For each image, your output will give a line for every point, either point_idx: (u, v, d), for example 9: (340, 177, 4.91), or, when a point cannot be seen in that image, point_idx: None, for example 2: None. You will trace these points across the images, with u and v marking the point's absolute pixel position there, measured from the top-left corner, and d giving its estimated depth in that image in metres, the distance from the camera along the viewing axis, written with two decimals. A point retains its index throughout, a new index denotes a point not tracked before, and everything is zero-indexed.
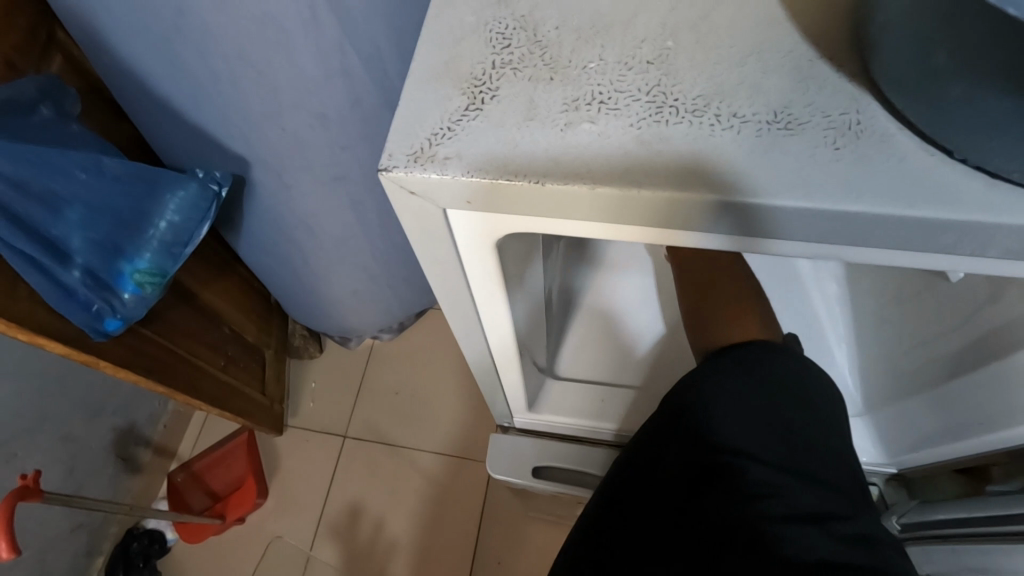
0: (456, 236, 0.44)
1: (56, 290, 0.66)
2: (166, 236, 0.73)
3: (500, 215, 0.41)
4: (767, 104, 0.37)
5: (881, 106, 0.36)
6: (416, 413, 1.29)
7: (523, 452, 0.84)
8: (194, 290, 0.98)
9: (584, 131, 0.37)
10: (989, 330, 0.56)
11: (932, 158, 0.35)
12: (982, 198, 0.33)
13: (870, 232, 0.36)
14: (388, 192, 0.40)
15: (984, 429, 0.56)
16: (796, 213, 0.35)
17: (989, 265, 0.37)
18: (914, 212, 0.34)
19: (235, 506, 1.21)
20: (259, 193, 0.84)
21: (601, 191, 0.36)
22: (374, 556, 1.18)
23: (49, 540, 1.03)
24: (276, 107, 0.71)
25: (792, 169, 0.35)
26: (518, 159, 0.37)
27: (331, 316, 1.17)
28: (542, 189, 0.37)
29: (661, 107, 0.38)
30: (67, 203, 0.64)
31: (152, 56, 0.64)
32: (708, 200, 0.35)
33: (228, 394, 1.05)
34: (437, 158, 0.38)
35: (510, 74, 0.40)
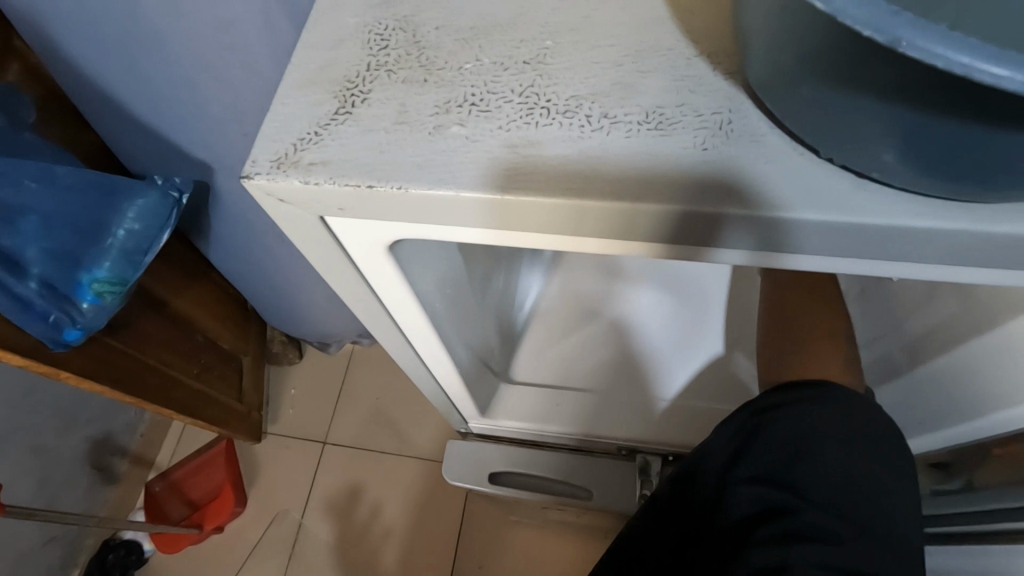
0: (349, 244, 0.44)
1: (14, 303, 0.65)
2: (126, 244, 0.72)
3: (375, 222, 0.41)
4: (640, 105, 0.37)
5: (753, 106, 0.36)
6: (392, 418, 1.29)
7: (485, 458, 0.89)
8: (164, 298, 0.97)
9: (453, 135, 0.37)
10: (935, 327, 0.59)
11: (799, 158, 0.35)
12: (851, 198, 0.34)
13: (760, 234, 0.35)
14: (260, 202, 0.39)
15: (948, 422, 0.58)
16: (663, 214, 0.35)
17: (905, 266, 0.38)
18: (796, 215, 0.34)
19: (214, 515, 1.20)
20: (224, 200, 0.83)
21: (466, 196, 0.36)
22: (367, 541, 1.18)
23: (21, 555, 1.01)
24: (238, 114, 0.71)
25: (658, 169, 0.35)
26: (383, 164, 0.37)
27: (307, 322, 1.16)
28: (407, 195, 0.36)
29: (533, 109, 0.37)
30: (23, 214, 0.63)
31: (105, 64, 0.63)
32: (589, 205, 0.35)
33: (202, 402, 1.04)
34: (301, 164, 0.37)
35: (383, 76, 0.40)
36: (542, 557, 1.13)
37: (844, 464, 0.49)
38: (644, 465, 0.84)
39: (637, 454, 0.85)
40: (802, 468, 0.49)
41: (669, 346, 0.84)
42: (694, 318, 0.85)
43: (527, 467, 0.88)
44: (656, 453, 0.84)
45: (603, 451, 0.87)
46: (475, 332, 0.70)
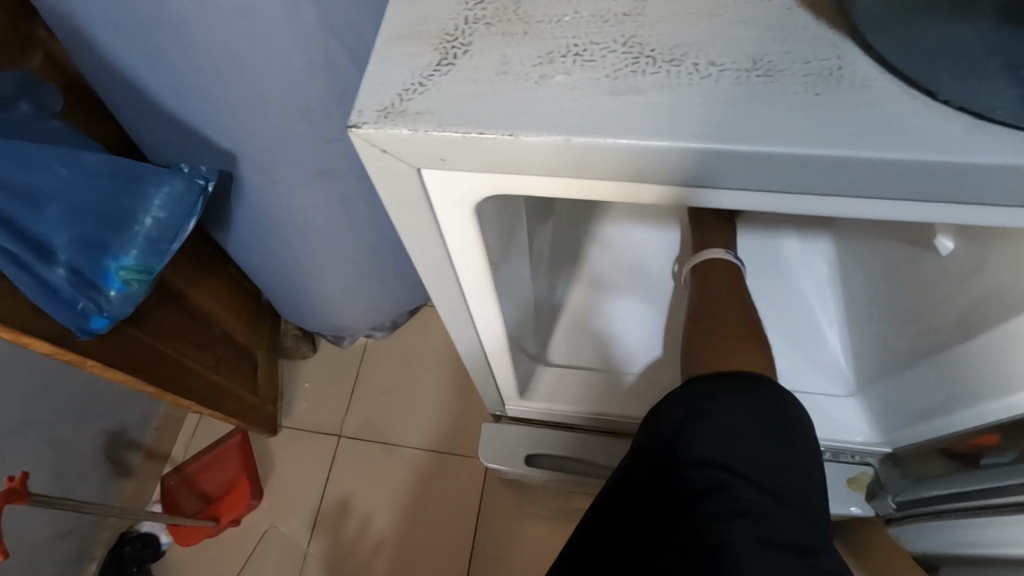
0: (435, 203, 0.44)
1: (42, 289, 0.65)
2: (152, 232, 0.71)
3: (474, 174, 0.40)
4: (745, 53, 0.37)
5: (861, 53, 0.36)
6: (409, 409, 1.29)
7: (515, 443, 0.87)
8: (181, 289, 0.96)
9: (558, 83, 0.37)
10: (972, 303, 0.55)
11: (913, 101, 0.35)
12: (964, 140, 0.34)
13: (850, 178, 0.36)
14: (360, 153, 0.39)
15: (969, 402, 0.55)
16: (750, 159, 0.35)
17: (952, 211, 0.38)
18: (901, 154, 0.34)
19: (228, 509, 1.19)
20: (246, 189, 0.82)
21: (576, 142, 0.36)
22: (355, 553, 1.17)
23: (39, 546, 1.01)
24: (260, 101, 0.70)
25: (766, 116, 0.35)
26: (491, 111, 0.36)
27: (325, 313, 1.15)
28: (515, 142, 0.36)
29: (637, 58, 0.37)
30: (50, 200, 0.63)
31: (133, 50, 0.63)
32: (688, 149, 0.35)
33: (218, 394, 1.03)
34: (407, 113, 0.37)
35: (483, 28, 0.39)
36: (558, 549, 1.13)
37: (767, 442, 0.47)
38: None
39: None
40: (726, 446, 0.46)
41: (645, 341, 0.80)
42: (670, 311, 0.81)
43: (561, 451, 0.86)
44: None
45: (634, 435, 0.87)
46: (524, 323, 0.69)
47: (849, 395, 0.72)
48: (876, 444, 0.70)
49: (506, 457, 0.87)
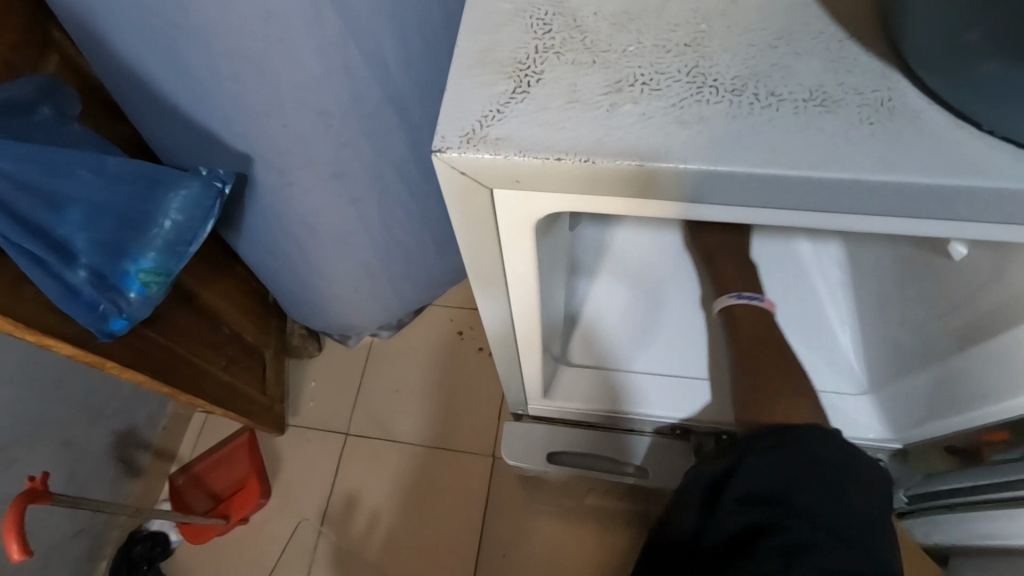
0: (501, 220, 0.45)
1: (64, 291, 0.65)
2: (169, 235, 0.72)
3: (536, 194, 0.42)
4: (803, 84, 0.38)
5: (910, 85, 0.38)
6: (412, 408, 1.30)
7: (537, 439, 0.87)
8: (193, 290, 0.97)
9: (629, 112, 0.38)
10: (994, 306, 0.54)
11: (960, 131, 0.36)
12: (1005, 167, 0.35)
13: (887, 199, 0.37)
14: (438, 173, 0.40)
15: (986, 403, 0.55)
16: (801, 182, 0.37)
17: (958, 228, 0.40)
18: (944, 181, 0.35)
19: (238, 507, 1.20)
20: (260, 191, 0.83)
21: (650, 167, 0.37)
22: (364, 551, 1.19)
23: (52, 546, 1.02)
24: (279, 105, 0.71)
25: (825, 145, 0.36)
26: (568, 139, 0.37)
27: (334, 313, 1.15)
28: (591, 168, 0.37)
29: (701, 88, 0.39)
30: (71, 203, 0.64)
31: (157, 56, 0.63)
32: (750, 174, 0.36)
33: (229, 394, 1.04)
34: (489, 139, 0.38)
35: (552, 57, 0.40)
36: (563, 543, 1.15)
37: (824, 487, 0.50)
38: (697, 444, 0.80)
39: (690, 435, 0.81)
40: (782, 491, 0.50)
41: (628, 339, 0.80)
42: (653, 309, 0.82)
43: (584, 446, 0.86)
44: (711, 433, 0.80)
45: (655, 432, 0.84)
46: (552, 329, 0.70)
47: (860, 394, 0.74)
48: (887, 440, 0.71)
49: (527, 454, 0.87)
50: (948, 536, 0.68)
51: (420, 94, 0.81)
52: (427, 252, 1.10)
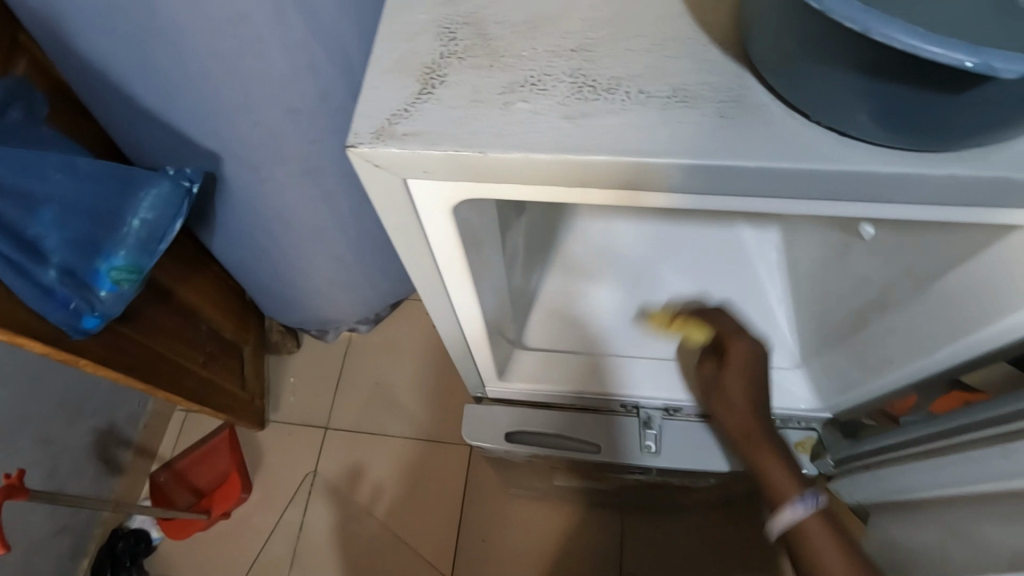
0: (419, 208, 0.46)
1: (36, 290, 0.67)
2: (141, 233, 0.74)
3: (455, 185, 0.43)
4: (668, 84, 0.40)
5: (757, 84, 0.40)
6: (391, 403, 1.32)
7: (497, 418, 0.80)
8: (170, 288, 0.98)
9: (519, 110, 0.40)
10: (918, 262, 0.55)
11: (795, 124, 0.38)
12: (832, 151, 0.38)
13: (791, 186, 0.39)
14: (357, 169, 0.42)
15: (915, 355, 0.55)
16: (672, 170, 0.38)
17: (892, 210, 0.41)
18: (798, 168, 0.37)
19: (220, 502, 1.22)
20: (231, 189, 0.85)
21: (536, 156, 0.38)
22: (370, 521, 1.22)
23: (32, 546, 1.03)
24: (249, 102, 0.72)
25: (695, 136, 0.38)
26: (466, 131, 0.39)
27: (309, 308, 1.17)
28: (487, 158, 0.39)
29: (582, 87, 0.40)
30: (43, 203, 0.65)
31: (122, 57, 0.65)
32: (641, 164, 0.38)
33: (209, 390, 1.06)
34: (396, 135, 0.40)
35: (456, 62, 0.42)
36: (538, 523, 1.19)
37: None
38: (646, 419, 0.76)
39: (639, 409, 0.77)
40: None
41: (624, 333, 0.80)
42: (643, 300, 0.81)
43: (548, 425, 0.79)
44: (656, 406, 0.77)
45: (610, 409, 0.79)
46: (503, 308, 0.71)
47: (795, 367, 0.74)
48: (818, 410, 0.71)
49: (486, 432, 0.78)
50: (858, 494, 0.68)
51: None
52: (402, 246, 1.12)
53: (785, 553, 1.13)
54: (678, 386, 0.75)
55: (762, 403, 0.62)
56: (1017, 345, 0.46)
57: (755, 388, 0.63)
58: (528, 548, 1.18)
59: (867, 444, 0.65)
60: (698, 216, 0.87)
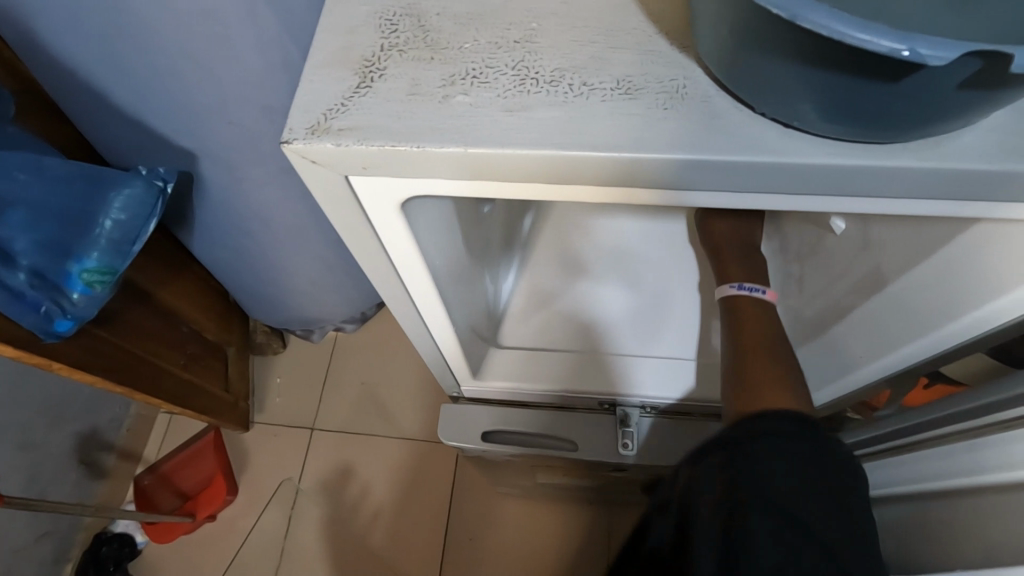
0: (363, 200, 0.44)
1: (7, 294, 0.66)
2: (113, 234, 0.72)
3: (394, 183, 0.42)
4: (612, 74, 0.40)
5: (703, 74, 0.40)
6: (380, 404, 1.31)
7: (474, 419, 0.80)
8: (148, 290, 0.97)
9: (459, 103, 0.39)
10: (885, 253, 0.54)
11: (741, 115, 0.38)
12: (781, 143, 0.37)
13: (760, 181, 0.38)
14: (295, 165, 0.41)
15: (893, 345, 0.54)
16: (614, 165, 0.38)
17: (863, 204, 0.40)
18: (759, 158, 0.37)
19: (205, 504, 1.21)
20: (207, 188, 0.83)
21: (473, 151, 0.38)
22: (353, 524, 1.22)
23: (13, 551, 1.02)
24: (222, 101, 0.71)
25: (638, 129, 0.38)
26: (402, 127, 0.38)
27: (292, 308, 1.16)
28: (423, 154, 0.38)
29: (524, 79, 0.40)
30: (9, 205, 0.64)
31: (89, 56, 0.63)
32: (590, 159, 0.37)
33: (190, 391, 1.05)
34: (332, 130, 0.39)
35: (396, 55, 0.41)
36: (526, 522, 1.19)
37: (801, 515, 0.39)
38: (624, 417, 0.76)
39: (617, 406, 0.77)
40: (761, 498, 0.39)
41: (630, 332, 0.79)
42: (651, 298, 0.81)
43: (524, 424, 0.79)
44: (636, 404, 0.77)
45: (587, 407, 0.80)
46: (475, 305, 0.70)
47: None
48: None
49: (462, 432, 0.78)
50: None
51: None
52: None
53: None
54: (658, 384, 0.76)
55: (745, 237, 0.74)
56: (1003, 334, 0.47)
57: (741, 220, 0.75)
58: (517, 548, 1.17)
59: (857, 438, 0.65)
60: None
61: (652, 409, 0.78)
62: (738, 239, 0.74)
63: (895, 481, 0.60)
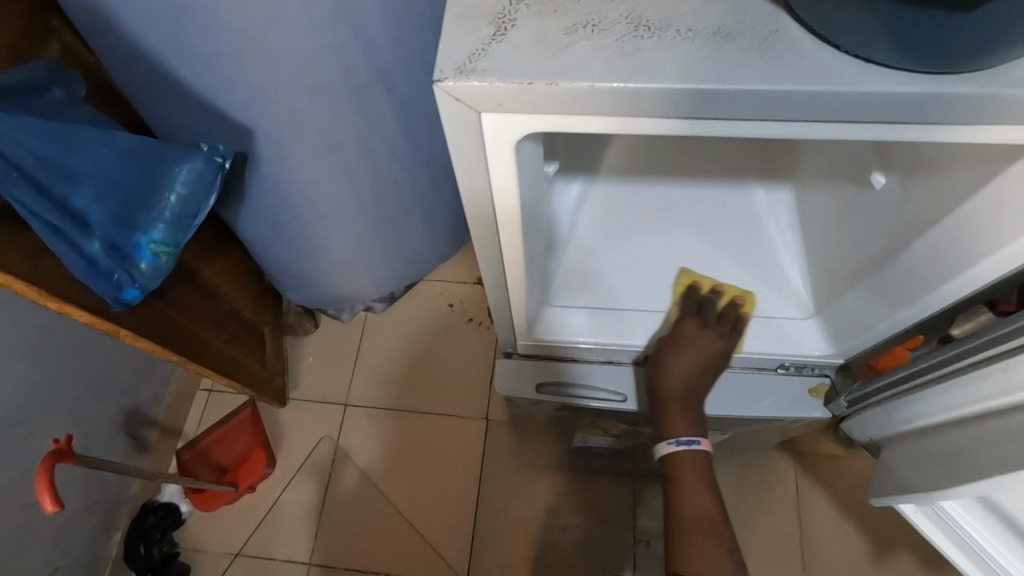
0: (488, 140, 0.46)
1: (81, 261, 0.70)
2: (175, 209, 0.75)
3: (521, 119, 0.44)
4: (709, 21, 0.42)
5: (790, 17, 0.42)
6: (411, 379, 1.36)
7: (530, 374, 0.81)
8: (195, 267, 1.01)
9: (583, 48, 0.41)
10: (930, 205, 0.57)
11: (824, 54, 0.40)
12: (858, 77, 0.40)
13: (830, 109, 0.41)
14: (438, 103, 0.43)
15: (924, 283, 0.57)
16: (711, 93, 0.40)
17: (915, 130, 0.43)
18: (835, 86, 0.39)
19: (245, 476, 1.26)
20: (258, 165, 0.87)
21: (601, 87, 0.40)
22: (380, 494, 1.27)
23: (68, 518, 1.06)
24: (277, 79, 0.74)
25: (731, 62, 0.40)
26: (536, 67, 0.40)
27: (327, 286, 1.20)
28: (555, 90, 0.40)
29: (638, 26, 0.41)
30: (85, 178, 0.67)
31: (159, 36, 0.67)
32: (685, 92, 0.40)
33: (233, 366, 1.09)
34: (477, 70, 0.40)
35: (522, 7, 0.43)
36: (553, 493, 1.24)
37: None
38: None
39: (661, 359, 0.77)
40: None
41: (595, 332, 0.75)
42: (617, 294, 0.78)
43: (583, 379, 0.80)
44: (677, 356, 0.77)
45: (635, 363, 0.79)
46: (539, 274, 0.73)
47: (808, 318, 0.76)
48: (831, 356, 0.73)
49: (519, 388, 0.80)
50: (868, 432, 0.73)
51: (406, 67, 0.85)
52: (418, 223, 1.15)
53: (791, 513, 1.18)
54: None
55: (699, 383, 0.74)
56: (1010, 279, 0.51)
57: (703, 365, 0.73)
58: (541, 516, 1.22)
59: (877, 384, 0.69)
60: (717, 172, 0.87)
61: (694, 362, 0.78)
62: (690, 384, 0.73)
63: (916, 419, 0.63)
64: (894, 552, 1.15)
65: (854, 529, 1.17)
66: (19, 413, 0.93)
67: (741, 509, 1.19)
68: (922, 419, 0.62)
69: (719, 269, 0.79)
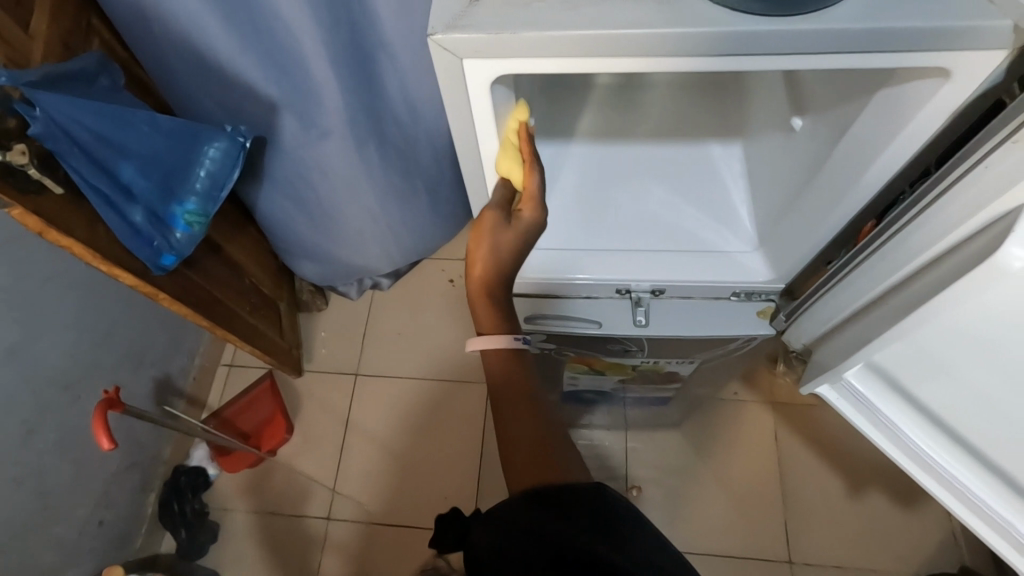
0: (472, 85, 0.56)
1: (127, 229, 0.81)
2: (205, 183, 0.85)
3: (499, 64, 0.54)
4: None
5: None
6: (415, 348, 1.47)
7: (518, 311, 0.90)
8: (220, 243, 1.11)
9: (538, 7, 0.51)
10: (852, 140, 0.66)
11: (716, 8, 0.50)
12: (734, 17, 0.49)
13: (724, 49, 0.51)
14: (432, 55, 0.53)
15: (853, 192, 0.67)
16: (649, 37, 0.50)
17: (805, 62, 0.52)
18: (723, 27, 0.49)
19: (267, 441, 1.37)
20: (276, 143, 0.97)
21: (553, 34, 0.50)
22: (392, 448, 1.38)
23: (109, 476, 1.17)
24: (292, 60, 0.84)
25: (649, 13, 0.50)
26: (505, 21, 0.50)
27: (336, 259, 1.30)
28: (520, 38, 0.50)
29: None
30: (131, 154, 0.77)
31: (191, 23, 0.77)
32: (624, 38, 0.50)
33: (255, 334, 1.19)
34: (460, 26, 0.51)
35: None
36: None
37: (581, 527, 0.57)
38: (637, 299, 0.86)
39: (632, 292, 0.86)
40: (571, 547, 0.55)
41: (581, 265, 0.85)
42: (601, 231, 0.88)
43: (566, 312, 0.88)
44: (646, 288, 0.86)
45: (608, 296, 0.87)
46: None
47: (755, 250, 0.86)
48: (772, 282, 0.83)
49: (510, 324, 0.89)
50: (800, 338, 0.89)
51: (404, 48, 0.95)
52: (420, 199, 1.25)
53: (769, 458, 1.28)
54: (663, 270, 0.84)
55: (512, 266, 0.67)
56: (926, 151, 0.61)
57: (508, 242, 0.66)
58: None
59: (812, 300, 0.85)
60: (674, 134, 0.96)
61: (661, 293, 0.87)
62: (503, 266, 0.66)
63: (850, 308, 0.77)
64: (868, 489, 1.24)
65: (829, 469, 1.26)
66: (66, 375, 1.03)
67: (720, 454, 1.29)
68: (840, 318, 0.79)
69: (680, 214, 0.89)
